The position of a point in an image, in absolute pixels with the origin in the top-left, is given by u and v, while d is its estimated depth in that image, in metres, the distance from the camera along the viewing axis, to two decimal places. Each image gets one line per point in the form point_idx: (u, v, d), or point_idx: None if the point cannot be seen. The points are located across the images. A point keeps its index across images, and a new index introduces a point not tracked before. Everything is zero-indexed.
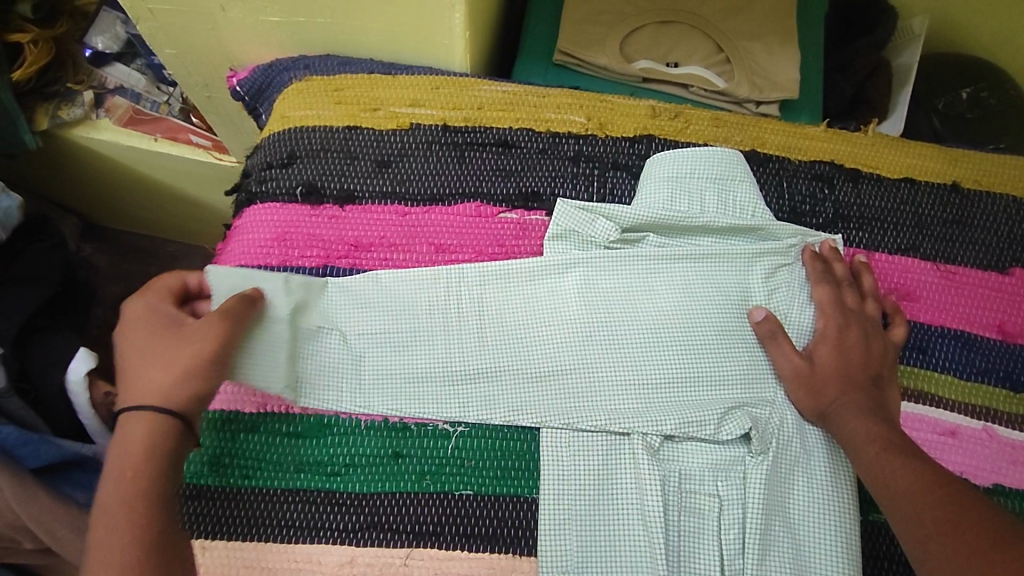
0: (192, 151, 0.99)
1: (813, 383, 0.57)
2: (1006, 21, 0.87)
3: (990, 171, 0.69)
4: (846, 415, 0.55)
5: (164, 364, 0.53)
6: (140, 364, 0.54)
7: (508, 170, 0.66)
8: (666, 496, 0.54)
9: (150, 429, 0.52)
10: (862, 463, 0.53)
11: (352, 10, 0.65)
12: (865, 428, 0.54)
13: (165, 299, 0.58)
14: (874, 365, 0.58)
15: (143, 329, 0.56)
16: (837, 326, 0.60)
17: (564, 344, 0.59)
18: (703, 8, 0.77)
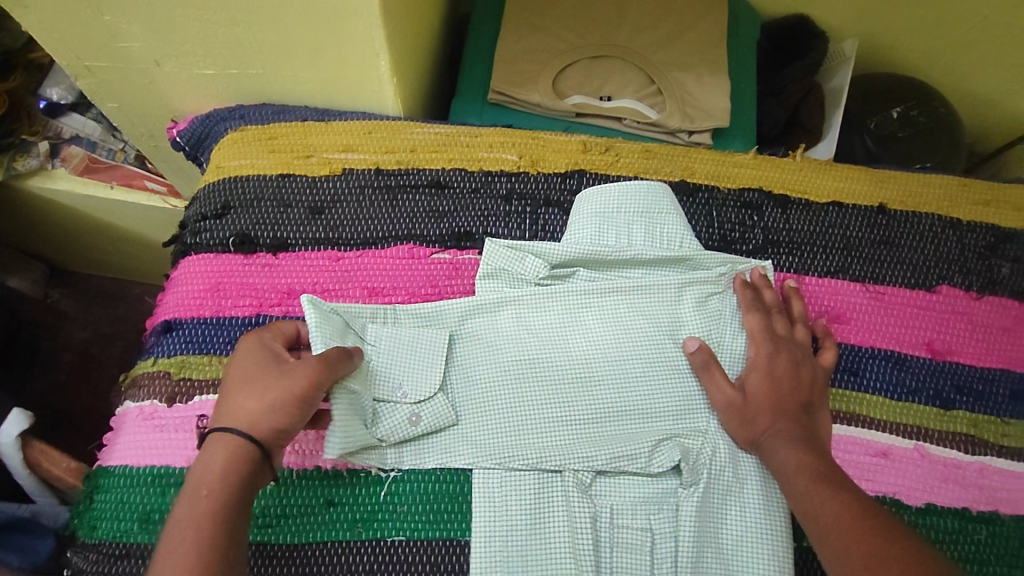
0: (148, 198, 1.00)
1: (743, 411, 0.58)
2: (932, 39, 0.89)
3: (916, 191, 0.70)
4: (777, 449, 0.56)
5: (255, 394, 0.52)
6: (253, 388, 0.53)
7: (441, 211, 0.67)
8: (597, 534, 0.55)
9: (221, 453, 0.50)
10: (796, 493, 0.54)
11: (282, 60, 0.66)
12: (796, 457, 0.55)
13: (273, 343, 0.56)
14: (805, 393, 0.59)
15: (245, 370, 0.54)
16: (767, 354, 0.60)
17: (498, 385, 0.59)
18: (635, 41, 0.78)
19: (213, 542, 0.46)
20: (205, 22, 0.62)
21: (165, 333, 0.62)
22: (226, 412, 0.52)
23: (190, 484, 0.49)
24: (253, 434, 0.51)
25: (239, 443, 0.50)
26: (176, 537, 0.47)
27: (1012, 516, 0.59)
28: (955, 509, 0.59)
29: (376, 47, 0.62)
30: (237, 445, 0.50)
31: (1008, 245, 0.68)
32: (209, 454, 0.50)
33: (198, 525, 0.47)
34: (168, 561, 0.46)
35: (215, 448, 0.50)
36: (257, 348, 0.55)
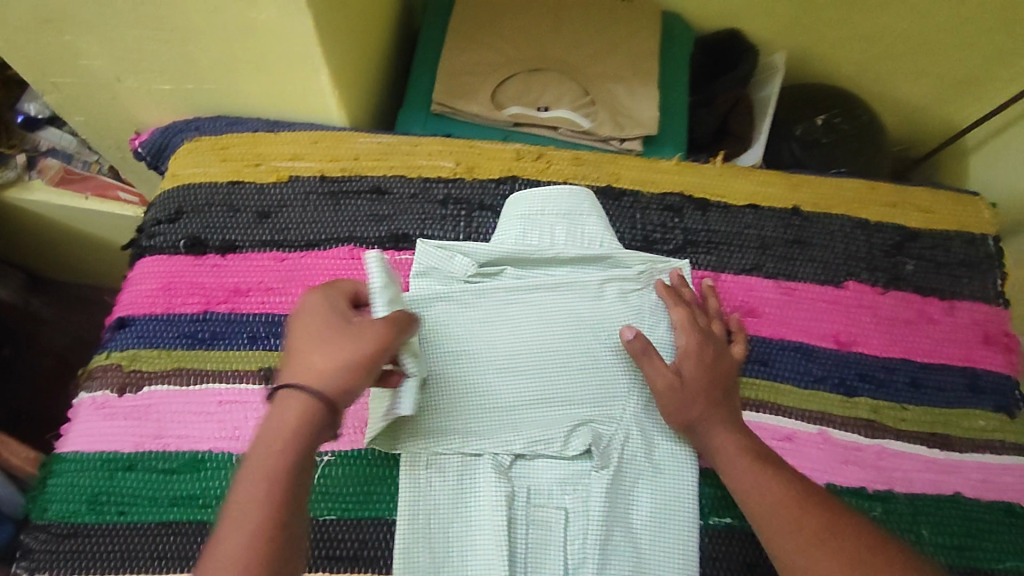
0: (119, 207, 1.04)
1: (679, 399, 0.62)
2: (856, 50, 0.95)
3: (828, 194, 0.75)
4: (713, 432, 0.60)
5: (322, 353, 0.50)
6: (322, 347, 0.50)
7: (381, 215, 0.71)
8: (514, 512, 0.61)
9: (290, 412, 0.48)
10: (730, 469, 0.59)
11: (233, 75, 0.70)
12: (729, 440, 0.60)
13: (338, 302, 0.55)
14: (726, 379, 0.63)
15: (312, 327, 0.52)
16: (697, 345, 0.64)
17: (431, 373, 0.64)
18: (570, 56, 0.83)
19: (276, 511, 0.45)
20: (159, 41, 0.66)
21: (119, 329, 0.67)
22: (293, 369, 0.50)
23: (258, 441, 0.48)
24: (323, 395, 0.49)
25: (303, 403, 0.48)
26: (242, 494, 0.45)
27: (906, 495, 0.64)
28: (854, 488, 0.63)
29: (316, 63, 0.66)
30: (307, 404, 0.48)
31: (912, 244, 0.73)
32: (275, 413, 0.49)
33: (265, 496, 0.45)
34: (235, 533, 0.44)
35: (282, 407, 0.48)
36: (318, 306, 0.53)
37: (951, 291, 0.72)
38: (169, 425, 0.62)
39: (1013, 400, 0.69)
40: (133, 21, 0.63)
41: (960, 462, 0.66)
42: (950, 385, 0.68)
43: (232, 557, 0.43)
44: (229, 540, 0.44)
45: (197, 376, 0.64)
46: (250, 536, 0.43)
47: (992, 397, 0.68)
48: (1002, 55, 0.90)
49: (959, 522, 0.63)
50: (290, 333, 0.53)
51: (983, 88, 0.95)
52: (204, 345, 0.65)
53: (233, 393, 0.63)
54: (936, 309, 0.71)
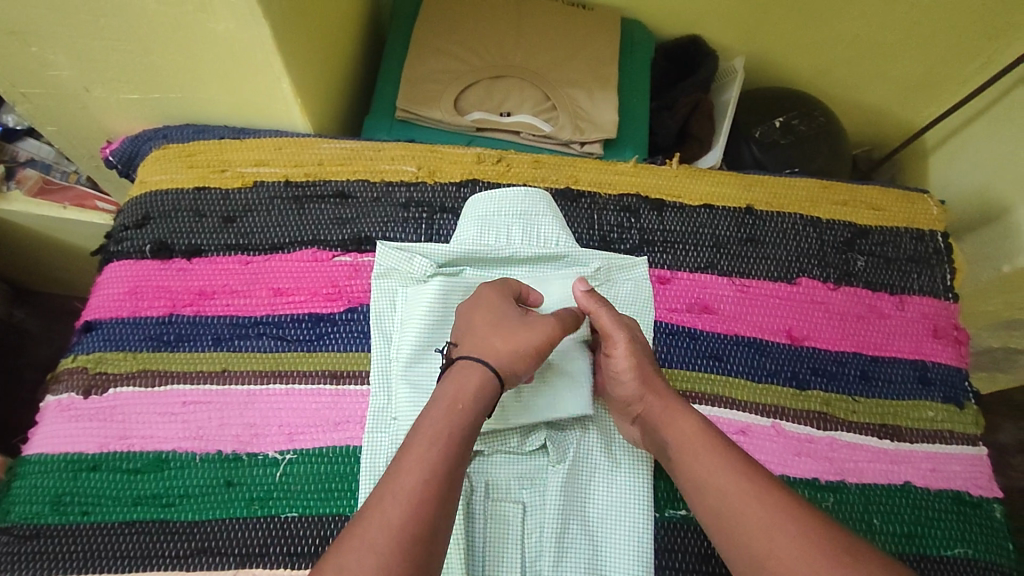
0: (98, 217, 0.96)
1: (643, 375, 0.59)
2: (813, 53, 0.98)
3: (781, 193, 0.77)
4: (675, 423, 0.57)
5: (506, 337, 0.57)
6: (499, 330, 0.57)
7: (344, 218, 0.73)
8: (472, 507, 0.61)
9: (464, 380, 0.54)
10: (694, 465, 0.54)
11: (197, 84, 0.72)
12: (691, 429, 0.56)
13: (508, 291, 0.62)
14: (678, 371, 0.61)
15: (489, 312, 0.59)
16: (630, 324, 0.62)
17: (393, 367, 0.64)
18: (531, 62, 0.85)
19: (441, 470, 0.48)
20: (122, 51, 0.67)
21: (85, 333, 0.68)
22: (471, 344, 0.56)
23: (438, 399, 0.52)
24: (497, 372, 0.55)
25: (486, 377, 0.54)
26: (418, 449, 0.48)
27: (857, 484, 0.65)
28: (808, 479, 0.64)
29: (276, 70, 0.68)
30: (485, 377, 0.54)
31: (863, 241, 0.75)
32: (459, 381, 0.54)
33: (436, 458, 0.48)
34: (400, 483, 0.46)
35: (466, 374, 0.54)
36: (499, 295, 0.61)
37: (901, 286, 0.74)
38: (132, 426, 0.63)
39: (960, 390, 0.70)
40: (95, 32, 0.64)
41: (910, 452, 0.67)
42: (900, 377, 0.70)
43: (405, 503, 0.45)
44: (402, 486, 0.46)
45: (162, 377, 0.65)
46: (419, 485, 0.46)
47: (940, 388, 0.70)
48: (953, 56, 0.92)
49: (910, 510, 0.64)
50: (465, 314, 0.60)
51: (937, 89, 0.98)
52: (169, 347, 0.67)
53: (197, 394, 0.65)
54: (886, 304, 0.73)
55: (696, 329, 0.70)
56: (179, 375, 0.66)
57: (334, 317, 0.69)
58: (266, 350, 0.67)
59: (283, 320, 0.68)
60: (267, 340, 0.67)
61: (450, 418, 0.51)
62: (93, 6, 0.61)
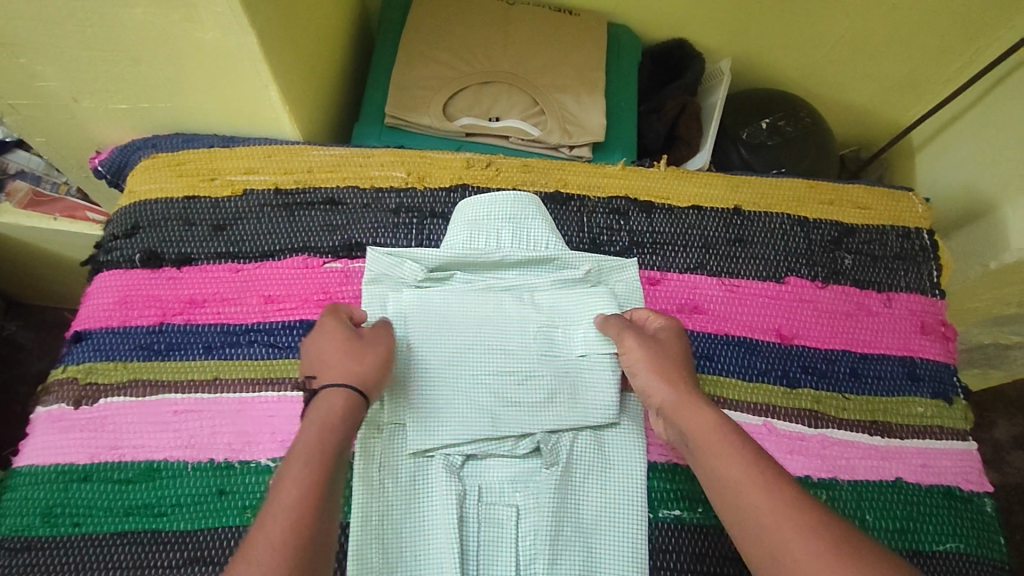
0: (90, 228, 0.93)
1: (660, 369, 0.59)
2: (798, 55, 0.99)
3: (768, 193, 0.77)
4: (687, 414, 0.56)
5: (355, 357, 0.58)
6: (351, 351, 0.58)
7: (335, 225, 0.73)
8: (466, 511, 0.62)
9: (330, 407, 0.54)
10: (711, 457, 0.53)
11: (185, 93, 0.72)
12: (706, 421, 0.54)
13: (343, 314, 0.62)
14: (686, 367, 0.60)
15: (337, 337, 0.59)
16: (667, 325, 0.63)
17: (406, 372, 0.65)
18: (520, 67, 0.86)
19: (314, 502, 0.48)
20: (110, 61, 0.67)
21: (76, 343, 0.68)
22: (325, 373, 0.57)
23: (302, 435, 0.52)
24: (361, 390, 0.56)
25: (342, 396, 0.55)
26: (292, 472, 0.49)
27: (848, 481, 0.65)
28: (800, 477, 0.65)
29: (263, 78, 0.69)
30: (351, 400, 0.55)
31: (850, 239, 0.76)
32: (324, 409, 0.54)
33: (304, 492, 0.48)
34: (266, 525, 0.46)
35: (327, 402, 0.54)
36: (334, 318, 0.61)
37: (888, 284, 0.74)
38: (124, 437, 0.63)
39: (950, 386, 0.71)
40: (82, 42, 0.64)
41: (901, 448, 0.67)
42: (889, 373, 0.71)
43: (284, 516, 0.47)
44: (279, 502, 0.47)
45: (154, 386, 0.65)
46: (297, 493, 0.48)
47: (930, 384, 0.71)
48: (937, 56, 0.93)
49: (902, 506, 0.64)
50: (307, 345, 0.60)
51: (922, 88, 0.99)
52: (161, 355, 0.67)
53: (189, 402, 0.65)
54: (874, 302, 0.73)
55: (687, 329, 0.71)
56: (171, 384, 0.65)
57: None
58: (257, 358, 0.67)
59: (275, 327, 0.68)
60: (259, 348, 0.67)
61: (311, 446, 0.51)
62: (79, 16, 0.61)
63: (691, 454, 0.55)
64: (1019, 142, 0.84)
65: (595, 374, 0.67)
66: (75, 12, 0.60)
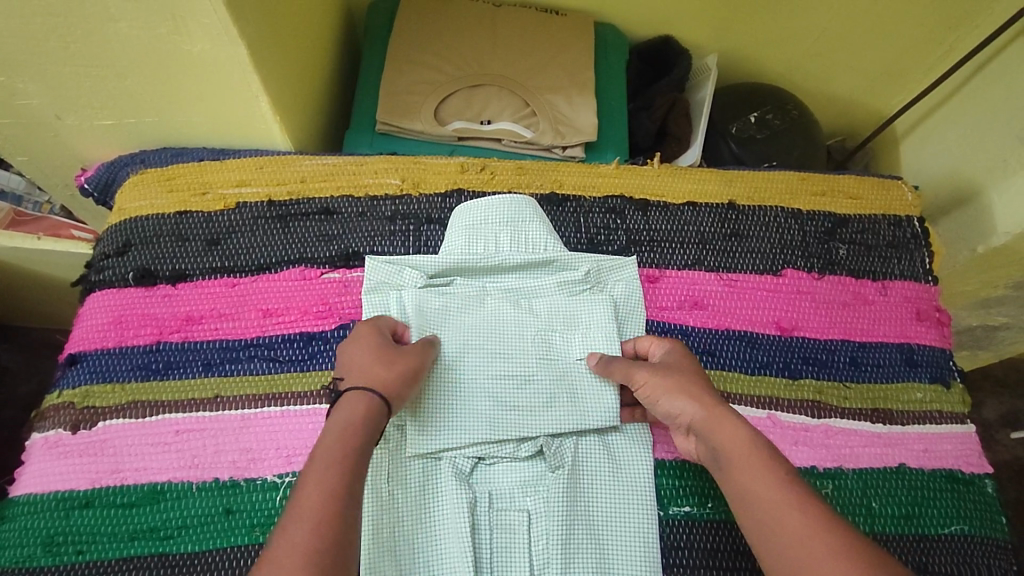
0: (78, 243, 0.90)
1: (682, 390, 0.59)
2: (781, 47, 1.00)
3: (761, 187, 0.78)
4: (721, 428, 0.55)
5: (384, 363, 0.58)
6: (379, 355, 0.58)
7: (330, 235, 0.72)
8: (477, 518, 0.61)
9: (350, 414, 0.54)
10: (742, 473, 0.53)
11: (172, 106, 0.71)
12: (741, 438, 0.54)
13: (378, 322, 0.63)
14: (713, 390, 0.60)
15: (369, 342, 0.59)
16: (676, 353, 0.63)
17: (425, 375, 0.65)
18: (509, 70, 0.86)
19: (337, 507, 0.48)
20: (94, 76, 0.66)
21: (71, 365, 0.67)
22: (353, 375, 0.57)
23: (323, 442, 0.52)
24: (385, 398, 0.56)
25: (372, 405, 0.55)
26: (313, 479, 0.49)
27: (853, 469, 0.66)
28: (805, 468, 0.65)
29: (253, 90, 0.68)
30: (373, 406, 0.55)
31: (843, 229, 0.77)
32: (353, 414, 0.54)
33: (328, 500, 0.48)
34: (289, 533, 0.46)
35: (350, 405, 0.54)
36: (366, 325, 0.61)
37: (883, 272, 0.75)
38: (124, 460, 0.62)
39: (947, 370, 0.72)
40: (66, 58, 0.63)
41: (902, 434, 0.68)
42: (888, 360, 0.72)
43: (314, 515, 0.47)
44: (307, 499, 0.48)
45: (153, 407, 0.64)
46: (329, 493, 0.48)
47: (927, 369, 0.72)
48: (918, 44, 0.95)
49: (906, 491, 0.65)
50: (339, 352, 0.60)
51: (904, 77, 1.00)
52: (159, 374, 0.66)
53: (190, 421, 0.64)
54: (870, 290, 0.74)
55: (688, 326, 0.71)
56: (171, 404, 0.64)
57: (326, 334, 0.68)
58: (258, 373, 0.66)
59: (275, 341, 0.68)
60: (259, 363, 0.66)
61: (337, 452, 0.51)
62: (61, 31, 0.60)
63: (722, 469, 0.55)
64: (1001, 126, 0.86)
65: (597, 378, 0.68)
66: (58, 27, 0.59)
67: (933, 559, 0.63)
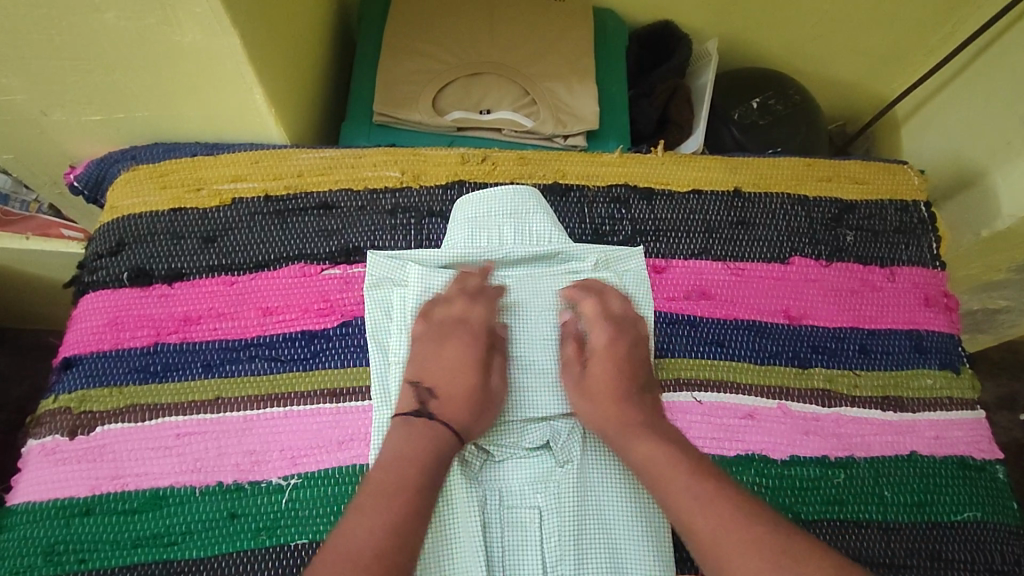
0: (67, 244, 0.87)
1: (595, 396, 0.62)
2: (781, 31, 0.99)
3: (766, 173, 0.77)
4: (631, 443, 0.58)
5: (457, 369, 0.61)
6: (452, 359, 0.62)
7: (330, 229, 0.71)
8: (486, 516, 0.60)
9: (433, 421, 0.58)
10: (665, 494, 0.54)
11: (164, 101, 0.69)
12: (648, 449, 0.57)
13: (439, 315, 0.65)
14: (621, 385, 0.62)
15: (432, 345, 0.63)
16: (608, 343, 0.64)
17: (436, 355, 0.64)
18: (508, 57, 0.84)
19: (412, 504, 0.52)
20: (81, 71, 0.64)
21: (65, 370, 0.65)
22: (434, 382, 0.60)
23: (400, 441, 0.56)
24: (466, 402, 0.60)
25: (450, 409, 0.59)
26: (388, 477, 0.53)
27: (865, 458, 0.65)
28: (818, 458, 0.65)
29: (248, 82, 0.66)
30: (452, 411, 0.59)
31: (850, 216, 0.76)
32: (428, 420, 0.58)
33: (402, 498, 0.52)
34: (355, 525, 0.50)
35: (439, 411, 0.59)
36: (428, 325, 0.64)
37: (890, 258, 0.75)
38: (124, 467, 0.60)
39: (956, 356, 0.71)
40: (52, 52, 0.61)
41: (913, 421, 0.68)
42: (897, 348, 0.71)
43: (386, 511, 0.51)
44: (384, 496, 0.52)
45: (151, 411, 0.63)
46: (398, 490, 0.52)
47: (937, 356, 0.71)
48: (920, 26, 0.94)
49: (918, 479, 0.65)
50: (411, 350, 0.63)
51: (906, 59, 0.99)
52: (157, 377, 0.64)
53: (191, 424, 0.62)
54: (877, 277, 0.74)
55: (696, 316, 0.70)
56: (170, 407, 0.63)
57: (328, 332, 0.66)
58: (259, 373, 0.65)
59: (276, 340, 0.66)
60: (260, 363, 0.65)
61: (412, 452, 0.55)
62: (45, 24, 0.57)
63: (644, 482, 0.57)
64: (1004, 108, 0.85)
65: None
66: (43, 19, 0.57)
67: (946, 547, 0.62)
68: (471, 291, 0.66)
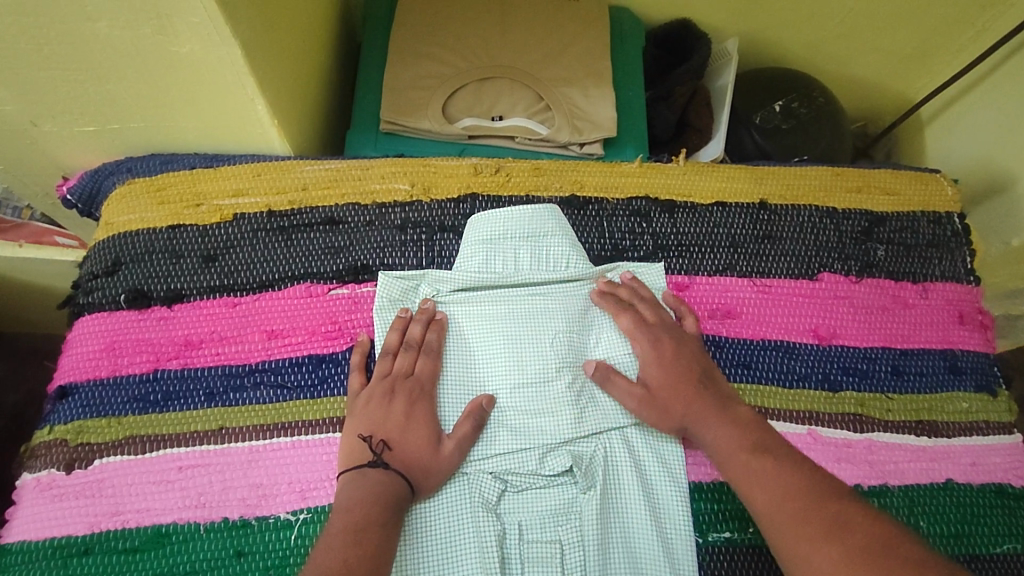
0: (62, 252, 0.80)
1: (667, 389, 0.60)
2: (803, 29, 0.94)
3: (794, 184, 0.73)
4: (711, 429, 0.58)
5: (405, 422, 0.58)
6: (389, 411, 0.58)
7: (337, 246, 0.67)
8: (506, 553, 0.58)
9: (376, 480, 0.54)
10: (749, 484, 0.54)
11: (161, 111, 0.65)
12: (730, 433, 0.57)
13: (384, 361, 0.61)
14: (691, 370, 0.61)
15: (378, 396, 0.59)
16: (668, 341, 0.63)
17: (453, 383, 0.63)
18: (521, 61, 0.80)
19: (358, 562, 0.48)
20: (72, 81, 0.60)
21: (60, 399, 0.62)
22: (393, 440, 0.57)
23: (342, 506, 0.53)
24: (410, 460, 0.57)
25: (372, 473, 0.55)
26: (333, 541, 0.49)
27: (899, 486, 0.62)
28: (851, 487, 0.62)
29: (249, 93, 0.62)
30: (389, 470, 0.55)
31: (881, 228, 0.72)
32: (377, 478, 0.55)
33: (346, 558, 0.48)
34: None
35: (364, 475, 0.55)
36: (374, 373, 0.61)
37: (923, 273, 0.71)
38: (125, 503, 0.57)
39: (992, 377, 0.69)
40: (40, 62, 0.57)
41: (949, 447, 0.65)
42: (931, 369, 0.68)
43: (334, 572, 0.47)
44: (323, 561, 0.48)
45: (152, 443, 0.60)
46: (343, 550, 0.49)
47: (972, 377, 0.68)
48: (948, 25, 0.90)
49: (954, 509, 0.62)
50: (354, 399, 0.60)
51: (931, 59, 0.95)
52: (158, 406, 0.61)
53: (194, 456, 0.59)
54: (910, 293, 0.70)
55: (722, 337, 0.67)
56: (172, 439, 0.60)
57: (336, 356, 0.63)
58: (265, 401, 0.61)
59: (282, 365, 0.63)
60: (266, 390, 0.62)
61: (357, 514, 0.52)
62: (33, 33, 0.53)
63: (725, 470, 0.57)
64: None
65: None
66: (30, 28, 0.53)
67: None
68: (415, 342, 0.62)
